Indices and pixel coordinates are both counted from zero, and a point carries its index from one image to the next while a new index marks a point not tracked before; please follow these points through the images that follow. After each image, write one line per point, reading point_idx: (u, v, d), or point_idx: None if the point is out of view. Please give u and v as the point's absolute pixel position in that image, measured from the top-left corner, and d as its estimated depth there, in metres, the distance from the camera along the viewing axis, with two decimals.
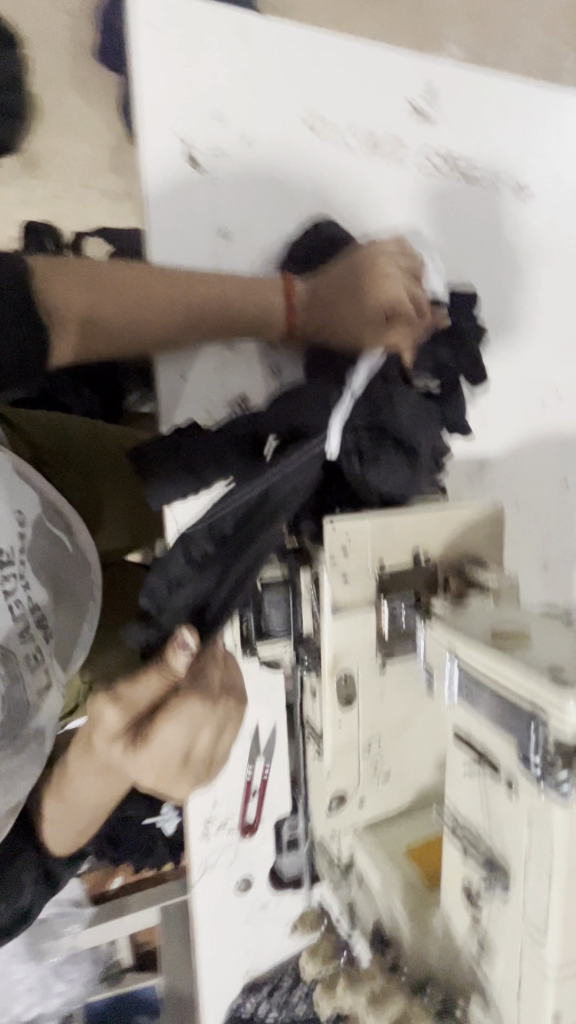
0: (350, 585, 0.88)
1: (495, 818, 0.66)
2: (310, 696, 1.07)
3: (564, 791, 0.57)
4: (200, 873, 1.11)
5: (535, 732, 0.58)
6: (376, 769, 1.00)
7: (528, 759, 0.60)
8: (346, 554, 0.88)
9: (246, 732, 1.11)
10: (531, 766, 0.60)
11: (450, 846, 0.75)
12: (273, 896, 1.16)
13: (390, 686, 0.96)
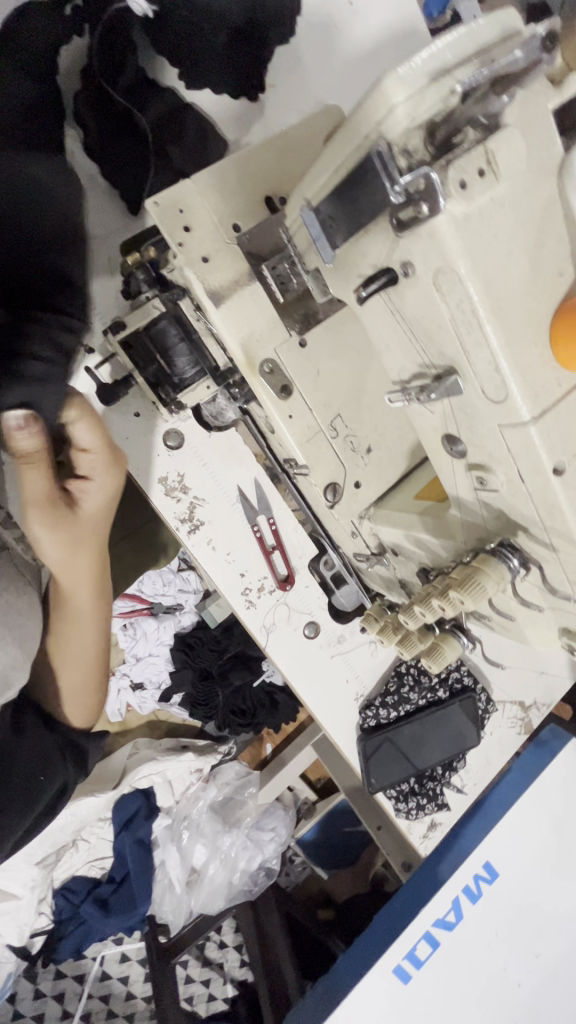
0: (210, 268, 0.82)
1: (420, 324, 0.57)
2: (263, 427, 0.98)
3: (447, 190, 0.47)
4: (267, 636, 1.14)
5: (379, 153, 0.48)
6: (353, 444, 0.94)
7: (393, 203, 0.50)
8: (188, 238, 0.82)
9: (233, 501, 1.08)
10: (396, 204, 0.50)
11: (415, 410, 0.66)
12: (345, 626, 1.19)
13: (322, 357, 0.89)
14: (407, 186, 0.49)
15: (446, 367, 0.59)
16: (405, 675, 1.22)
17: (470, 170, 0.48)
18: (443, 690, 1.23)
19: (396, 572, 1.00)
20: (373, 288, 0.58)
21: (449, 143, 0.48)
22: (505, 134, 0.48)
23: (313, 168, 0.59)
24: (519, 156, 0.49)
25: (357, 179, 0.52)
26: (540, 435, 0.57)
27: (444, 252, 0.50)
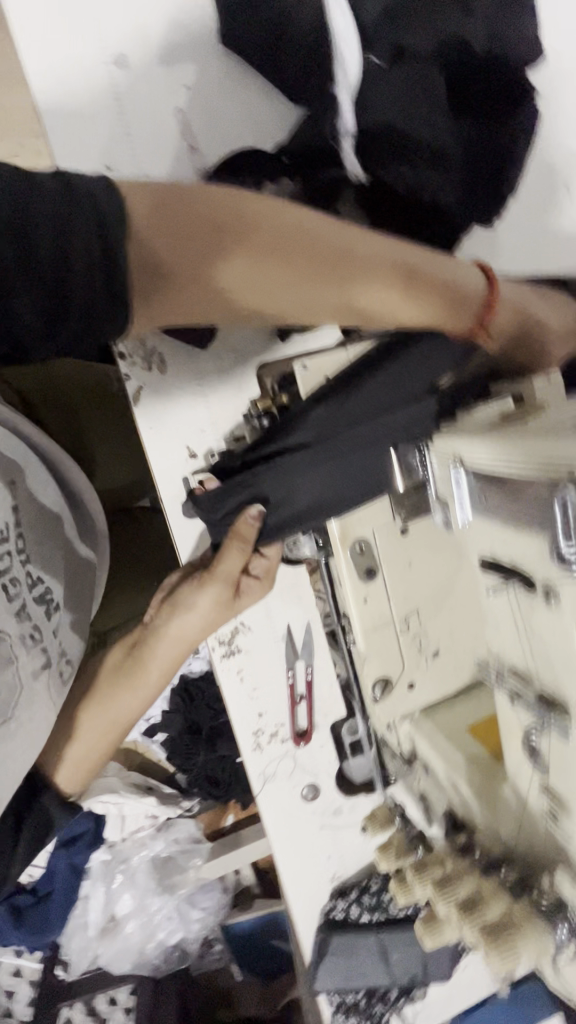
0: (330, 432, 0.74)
1: (539, 649, 0.49)
2: (335, 584, 0.89)
3: None
4: (261, 784, 1.06)
5: (561, 494, 0.40)
6: (422, 647, 0.86)
7: (558, 543, 0.42)
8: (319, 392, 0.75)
9: (279, 636, 1.03)
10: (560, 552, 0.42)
11: (501, 698, 0.59)
12: (348, 800, 1.09)
13: (419, 552, 0.82)
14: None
15: (560, 704, 0.49)
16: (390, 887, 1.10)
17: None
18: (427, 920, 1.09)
19: (420, 785, 0.92)
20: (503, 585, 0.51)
21: None
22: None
23: (472, 436, 0.52)
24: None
25: (526, 486, 0.45)
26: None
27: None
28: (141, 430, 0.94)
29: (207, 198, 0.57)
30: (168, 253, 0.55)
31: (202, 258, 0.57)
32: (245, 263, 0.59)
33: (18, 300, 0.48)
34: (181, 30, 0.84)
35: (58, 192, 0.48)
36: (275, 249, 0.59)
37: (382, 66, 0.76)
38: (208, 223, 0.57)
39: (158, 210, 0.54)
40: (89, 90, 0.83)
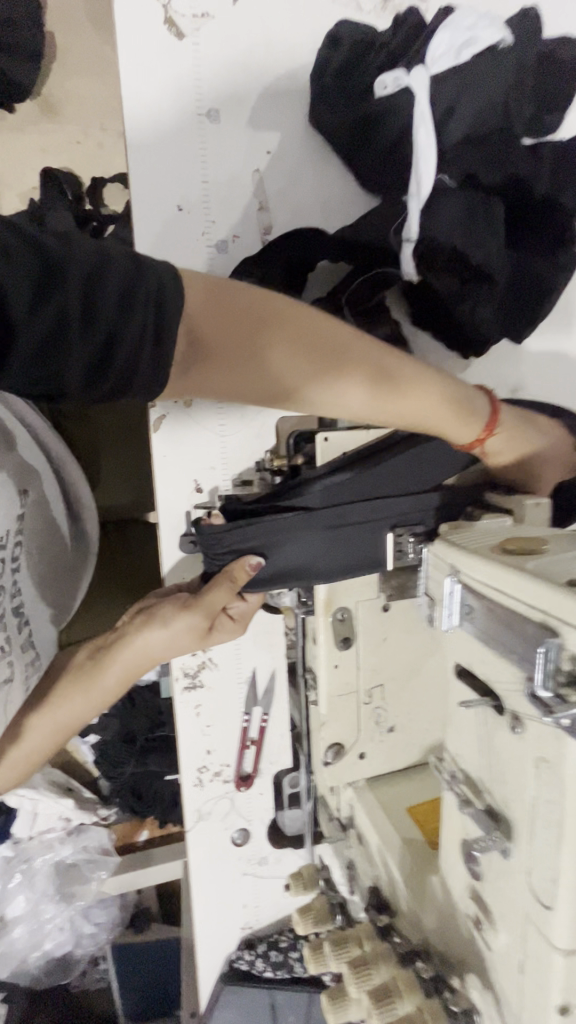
0: None
1: (496, 763, 0.53)
2: (310, 641, 0.92)
3: None
4: (194, 820, 1.06)
5: (544, 650, 0.44)
6: (379, 722, 0.89)
7: (533, 686, 0.45)
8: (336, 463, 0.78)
9: (242, 678, 1.04)
10: (534, 697, 0.45)
11: (450, 798, 0.61)
12: (274, 851, 1.09)
13: (395, 630, 0.85)
14: (556, 692, 0.44)
15: (505, 820, 0.52)
16: (298, 946, 1.11)
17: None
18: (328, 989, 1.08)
19: (351, 853, 0.93)
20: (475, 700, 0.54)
21: None
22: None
23: (471, 557, 0.55)
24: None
25: (514, 622, 0.48)
26: (564, 974, 0.48)
27: (560, 762, 0.45)
28: (154, 454, 0.96)
29: (255, 300, 0.62)
30: (218, 337, 0.59)
31: (242, 355, 0.62)
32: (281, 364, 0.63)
33: (64, 352, 0.47)
34: (274, 98, 0.89)
35: (125, 263, 0.50)
36: (316, 352, 0.64)
37: (450, 186, 0.80)
38: (256, 321, 0.62)
39: (213, 300, 0.59)
40: (176, 130, 0.86)
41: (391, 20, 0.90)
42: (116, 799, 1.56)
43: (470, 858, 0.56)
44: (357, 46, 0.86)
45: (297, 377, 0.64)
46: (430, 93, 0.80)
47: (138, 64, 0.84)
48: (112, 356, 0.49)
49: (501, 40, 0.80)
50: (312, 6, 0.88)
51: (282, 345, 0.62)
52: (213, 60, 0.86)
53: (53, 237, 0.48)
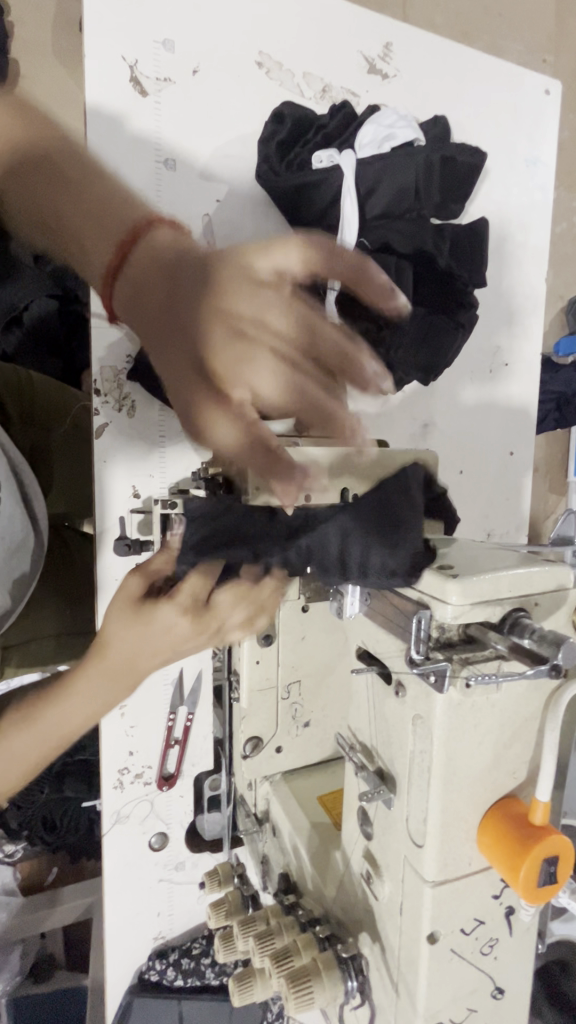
0: None
1: (385, 727, 0.62)
2: (235, 642, 0.98)
3: (450, 684, 0.52)
4: (112, 824, 1.06)
5: (418, 620, 0.54)
6: (296, 716, 0.96)
7: (410, 652, 0.55)
8: None
9: (169, 680, 1.08)
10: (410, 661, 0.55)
11: (349, 769, 0.69)
12: (191, 855, 1.11)
13: (313, 630, 0.94)
14: (427, 654, 0.54)
15: (390, 776, 0.61)
16: (210, 952, 1.12)
17: (480, 676, 0.53)
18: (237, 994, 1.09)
19: (265, 846, 0.98)
20: (368, 671, 0.64)
21: (468, 641, 0.55)
22: (515, 664, 0.54)
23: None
24: (522, 685, 0.55)
25: (399, 601, 0.58)
26: (432, 904, 0.56)
27: (430, 714, 0.55)
28: (96, 461, 1.02)
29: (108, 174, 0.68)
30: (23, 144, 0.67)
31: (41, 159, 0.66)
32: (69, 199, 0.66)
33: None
34: (225, 156, 1.02)
35: None
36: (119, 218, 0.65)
37: (369, 248, 0.96)
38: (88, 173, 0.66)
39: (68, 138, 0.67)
40: (135, 170, 0.97)
41: (329, 107, 1.07)
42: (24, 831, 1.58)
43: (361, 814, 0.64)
44: (298, 124, 1.01)
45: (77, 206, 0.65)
46: (356, 173, 0.96)
47: (103, 110, 0.94)
48: None
49: (415, 142, 0.99)
50: (262, 86, 1.03)
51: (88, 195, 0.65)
52: (172, 116, 0.98)
53: None
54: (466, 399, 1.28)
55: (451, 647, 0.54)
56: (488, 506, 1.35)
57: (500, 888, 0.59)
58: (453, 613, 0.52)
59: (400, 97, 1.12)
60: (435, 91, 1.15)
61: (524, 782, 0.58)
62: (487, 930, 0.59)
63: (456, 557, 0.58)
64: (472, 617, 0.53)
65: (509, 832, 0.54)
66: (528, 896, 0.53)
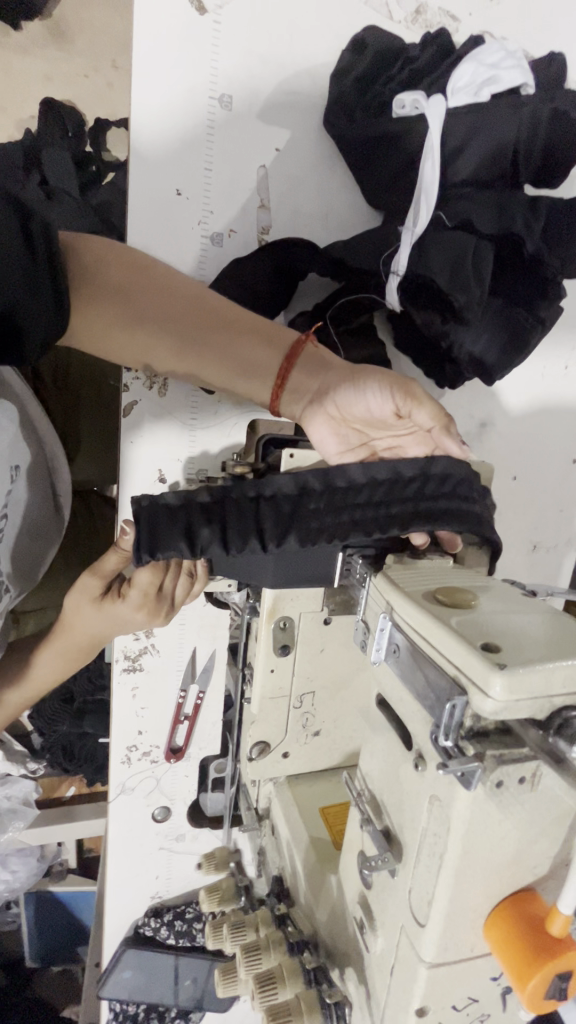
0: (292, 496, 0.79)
1: (400, 791, 0.57)
2: (253, 641, 0.94)
3: (478, 783, 0.47)
4: (117, 793, 1.09)
5: (450, 706, 0.48)
6: (306, 725, 0.93)
7: (437, 734, 0.50)
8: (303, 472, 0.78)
9: (180, 665, 1.06)
10: (436, 745, 0.50)
11: (354, 812, 0.66)
12: (192, 829, 1.14)
13: (333, 643, 0.89)
14: (457, 744, 0.48)
15: (397, 842, 0.58)
16: (202, 918, 1.16)
17: (512, 774, 0.47)
18: (223, 959, 1.15)
19: (264, 840, 0.99)
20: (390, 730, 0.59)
21: (504, 734, 0.48)
22: (555, 769, 0.48)
23: (405, 600, 0.58)
24: (559, 786, 0.49)
25: (432, 671, 0.52)
26: (426, 983, 0.53)
27: (450, 802, 0.50)
28: (122, 442, 0.95)
29: (164, 274, 0.79)
30: (117, 270, 0.75)
31: (137, 266, 0.77)
32: (164, 287, 0.78)
33: (19, 303, 0.60)
34: (290, 94, 0.87)
35: (15, 222, 0.58)
36: (151, 285, 0.77)
37: (447, 223, 0.82)
38: (143, 282, 0.77)
39: (122, 257, 0.76)
40: (186, 111, 0.83)
41: (420, 35, 0.89)
42: (46, 754, 1.61)
43: (363, 872, 0.60)
44: (382, 58, 0.85)
45: (128, 277, 0.76)
46: (444, 127, 0.81)
47: (153, 31, 0.80)
48: (28, 248, 0.59)
49: (521, 89, 0.81)
50: (344, 7, 0.86)
51: (148, 270, 0.78)
52: (232, 41, 0.83)
53: (9, 214, 0.57)
54: (532, 397, 1.14)
55: (484, 742, 0.48)
56: (539, 516, 1.24)
57: (500, 970, 0.56)
58: (493, 708, 0.45)
59: (508, 25, 0.93)
60: (553, 15, 0.94)
61: (545, 875, 0.53)
62: (480, 1007, 0.57)
63: (501, 629, 0.51)
64: (515, 712, 0.46)
65: (521, 931, 0.49)
66: (532, 1004, 0.49)
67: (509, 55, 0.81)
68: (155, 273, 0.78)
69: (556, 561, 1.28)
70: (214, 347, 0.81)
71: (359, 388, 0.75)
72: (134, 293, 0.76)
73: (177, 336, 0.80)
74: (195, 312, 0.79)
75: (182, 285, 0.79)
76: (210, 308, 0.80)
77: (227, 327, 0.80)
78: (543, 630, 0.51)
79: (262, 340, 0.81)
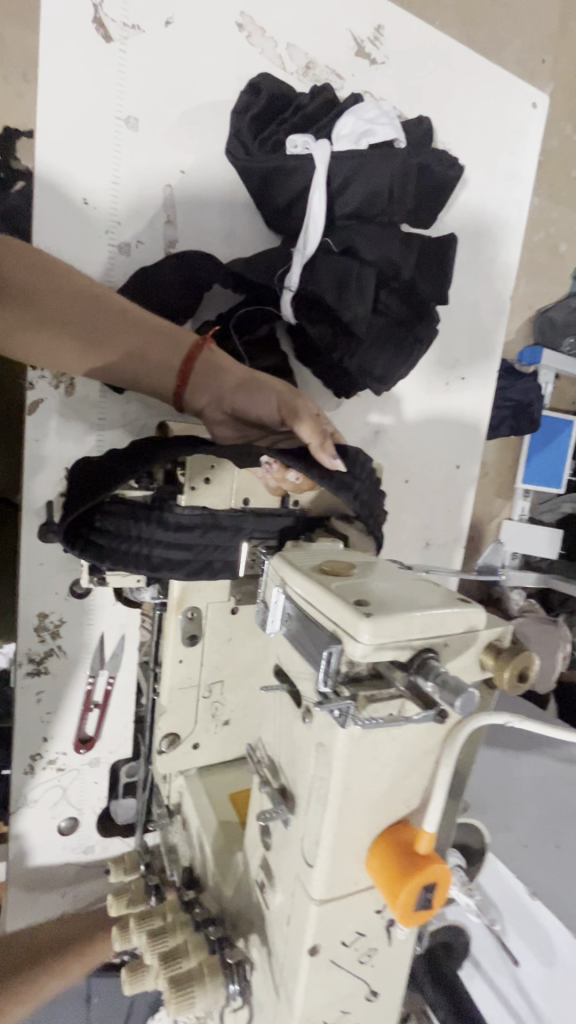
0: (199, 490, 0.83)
1: (291, 746, 0.63)
2: (161, 637, 0.96)
3: (350, 720, 0.53)
4: (18, 806, 1.05)
5: (328, 656, 0.55)
6: (215, 713, 0.96)
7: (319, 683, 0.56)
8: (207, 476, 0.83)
9: (85, 666, 1.05)
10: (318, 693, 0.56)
11: (255, 779, 0.71)
12: (101, 839, 1.12)
13: (239, 633, 0.93)
14: (335, 689, 0.55)
15: (290, 797, 0.63)
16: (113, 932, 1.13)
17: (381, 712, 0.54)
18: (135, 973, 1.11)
19: (175, 837, 0.99)
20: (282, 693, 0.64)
21: (375, 677, 0.55)
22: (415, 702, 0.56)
23: (295, 572, 0.65)
24: (422, 720, 0.57)
25: (315, 629, 0.58)
26: (316, 920, 0.58)
27: (331, 745, 0.56)
28: (27, 440, 0.95)
29: (63, 274, 0.82)
30: (15, 268, 0.78)
31: (35, 265, 0.80)
32: (61, 285, 0.81)
33: None
34: (194, 124, 0.95)
35: None
36: (49, 283, 0.80)
37: (333, 249, 0.94)
38: (42, 280, 0.79)
39: (18, 256, 0.79)
40: (92, 128, 0.88)
41: (310, 87, 1.01)
42: None
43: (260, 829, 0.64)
44: (276, 103, 0.96)
45: (24, 274, 0.78)
46: (329, 167, 0.92)
47: (57, 52, 0.85)
48: None
49: (395, 142, 0.95)
50: (242, 56, 0.96)
51: (46, 268, 0.81)
52: (137, 71, 0.90)
53: None
54: (419, 408, 1.29)
55: (358, 684, 0.54)
56: (430, 514, 1.37)
57: (382, 902, 0.62)
58: (362, 652, 0.52)
59: (385, 87, 1.08)
60: (422, 87, 1.11)
61: (416, 807, 0.61)
62: (366, 941, 0.62)
63: (372, 588, 0.59)
64: (381, 654, 0.53)
65: (394, 857, 0.56)
66: (404, 918, 0.56)
67: (383, 113, 0.95)
68: (59, 273, 0.81)
69: (447, 555, 1.42)
70: (115, 346, 0.84)
71: (251, 396, 0.83)
72: (34, 290, 0.79)
73: (79, 335, 0.83)
74: (96, 310, 0.82)
75: (83, 286, 0.82)
76: (109, 308, 0.83)
77: (128, 326, 0.84)
78: (408, 589, 0.60)
79: (163, 340, 0.86)
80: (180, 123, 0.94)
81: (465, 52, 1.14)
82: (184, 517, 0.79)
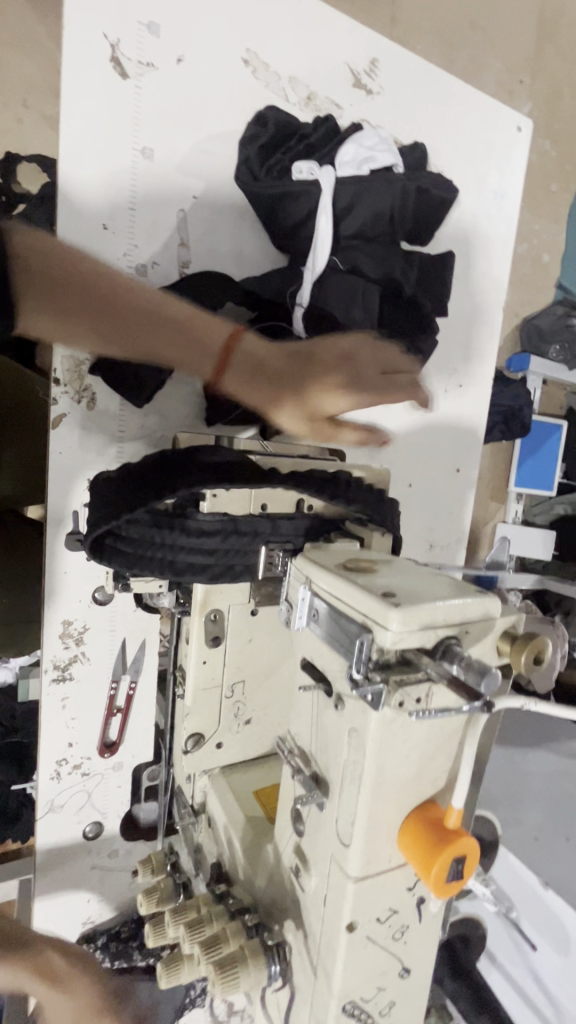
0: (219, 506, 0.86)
1: (323, 734, 0.67)
2: (183, 640, 0.99)
3: (383, 703, 0.57)
4: (44, 811, 1.07)
5: (360, 644, 0.59)
6: (237, 713, 0.99)
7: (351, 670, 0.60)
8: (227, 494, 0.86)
9: (108, 672, 1.08)
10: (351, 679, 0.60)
11: (286, 770, 0.74)
12: (125, 842, 1.14)
13: (259, 633, 0.97)
14: (367, 674, 0.59)
15: (323, 781, 0.66)
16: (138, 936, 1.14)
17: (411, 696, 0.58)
18: None
19: (200, 836, 1.02)
20: (313, 685, 0.68)
21: (403, 663, 0.60)
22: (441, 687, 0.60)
23: (321, 570, 0.69)
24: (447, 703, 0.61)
25: (344, 620, 0.63)
26: (353, 897, 0.62)
27: (364, 728, 0.60)
28: (50, 453, 0.99)
29: (103, 268, 0.82)
30: (55, 266, 0.78)
31: (76, 261, 0.80)
32: (101, 281, 0.81)
33: None
34: (204, 152, 1.01)
35: None
36: (91, 278, 0.80)
37: (339, 267, 1.00)
38: (83, 275, 0.80)
39: (59, 252, 0.79)
40: (110, 158, 0.94)
41: (312, 117, 1.08)
42: None
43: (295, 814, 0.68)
44: (281, 132, 1.02)
45: (65, 272, 0.78)
46: (334, 191, 0.98)
47: (77, 88, 0.90)
48: None
49: (393, 168, 1.02)
50: (248, 90, 1.02)
51: (87, 262, 0.81)
52: (151, 105, 0.95)
53: None
54: (420, 415, 1.34)
55: (388, 669, 0.59)
56: (433, 516, 1.42)
57: (413, 880, 0.65)
58: (392, 639, 0.57)
59: (381, 116, 1.15)
60: (415, 115, 1.18)
61: (443, 787, 0.64)
62: (399, 918, 0.66)
63: (396, 580, 0.64)
64: (409, 641, 0.58)
65: (426, 833, 0.60)
66: (437, 891, 0.60)
67: (381, 141, 1.01)
68: (99, 267, 0.81)
69: (450, 556, 1.47)
70: (158, 336, 0.85)
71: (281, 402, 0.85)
72: (74, 287, 0.80)
73: (121, 330, 0.84)
74: (135, 305, 0.82)
75: (122, 281, 0.82)
76: (149, 301, 0.83)
77: (168, 320, 0.84)
78: (429, 581, 0.64)
79: (203, 332, 0.86)
80: (192, 152, 0.99)
81: (454, 82, 1.22)
82: (209, 522, 0.83)
